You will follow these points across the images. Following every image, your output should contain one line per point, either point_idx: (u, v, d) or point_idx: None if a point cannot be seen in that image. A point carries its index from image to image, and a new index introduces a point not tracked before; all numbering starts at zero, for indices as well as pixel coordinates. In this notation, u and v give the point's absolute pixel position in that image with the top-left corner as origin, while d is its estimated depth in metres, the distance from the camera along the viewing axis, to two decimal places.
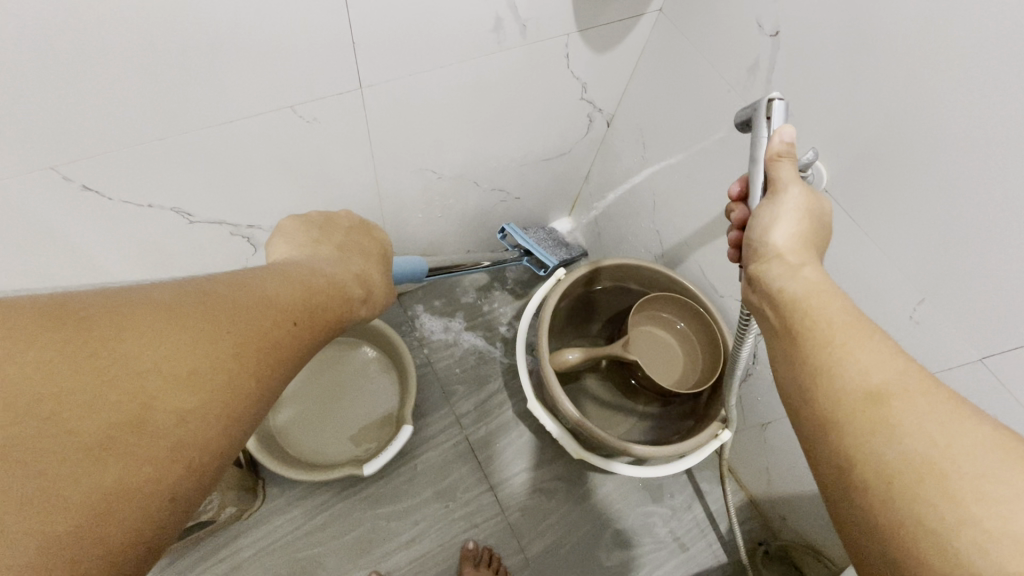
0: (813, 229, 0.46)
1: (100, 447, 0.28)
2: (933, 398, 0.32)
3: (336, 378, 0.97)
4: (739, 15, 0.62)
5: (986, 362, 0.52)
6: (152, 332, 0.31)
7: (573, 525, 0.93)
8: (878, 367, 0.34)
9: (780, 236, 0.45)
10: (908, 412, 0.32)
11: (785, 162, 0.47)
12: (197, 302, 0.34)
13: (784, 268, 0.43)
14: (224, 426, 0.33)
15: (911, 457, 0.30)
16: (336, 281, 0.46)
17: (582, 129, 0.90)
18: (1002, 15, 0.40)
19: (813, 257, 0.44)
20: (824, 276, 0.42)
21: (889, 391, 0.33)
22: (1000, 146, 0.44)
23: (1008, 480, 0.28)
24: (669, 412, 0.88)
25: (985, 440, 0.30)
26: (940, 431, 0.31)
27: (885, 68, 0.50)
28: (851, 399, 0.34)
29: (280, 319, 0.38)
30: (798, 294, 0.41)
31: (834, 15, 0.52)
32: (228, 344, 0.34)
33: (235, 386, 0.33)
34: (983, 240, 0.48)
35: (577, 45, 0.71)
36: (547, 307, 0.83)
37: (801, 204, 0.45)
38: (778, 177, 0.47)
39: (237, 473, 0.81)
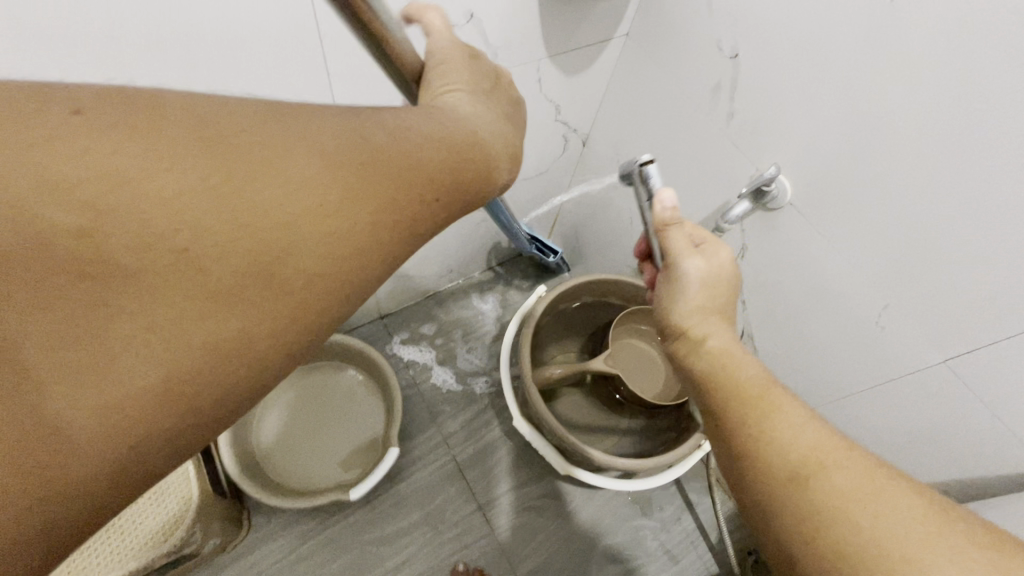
0: (714, 294, 0.51)
1: (113, 332, 0.26)
2: (850, 472, 0.36)
3: (322, 402, 0.96)
4: (701, 38, 0.64)
5: (949, 364, 0.54)
6: (190, 155, 0.28)
7: (564, 542, 0.93)
8: (796, 443, 0.38)
9: (681, 312, 0.51)
10: (833, 495, 0.35)
11: (673, 227, 0.51)
12: (241, 135, 0.30)
13: (690, 346, 0.50)
14: (281, 299, 0.29)
15: (845, 540, 0.33)
16: (461, 168, 0.36)
17: (558, 149, 0.92)
18: (946, 29, 0.43)
19: (715, 325, 0.50)
20: (725, 344, 0.49)
21: (808, 468, 0.37)
22: (948, 157, 0.46)
23: (932, 564, 0.31)
24: (654, 424, 0.89)
25: (896, 509, 0.34)
26: (860, 507, 0.34)
27: (836, 85, 0.52)
28: (776, 481, 0.38)
29: (303, 170, 0.30)
30: (704, 373, 0.48)
31: (788, 37, 0.55)
32: (322, 211, 0.30)
33: (299, 257, 0.29)
34: (938, 245, 0.50)
35: (548, 69, 0.73)
36: (529, 324, 0.84)
37: (696, 272, 0.51)
38: (673, 245, 0.52)
39: (221, 502, 0.80)
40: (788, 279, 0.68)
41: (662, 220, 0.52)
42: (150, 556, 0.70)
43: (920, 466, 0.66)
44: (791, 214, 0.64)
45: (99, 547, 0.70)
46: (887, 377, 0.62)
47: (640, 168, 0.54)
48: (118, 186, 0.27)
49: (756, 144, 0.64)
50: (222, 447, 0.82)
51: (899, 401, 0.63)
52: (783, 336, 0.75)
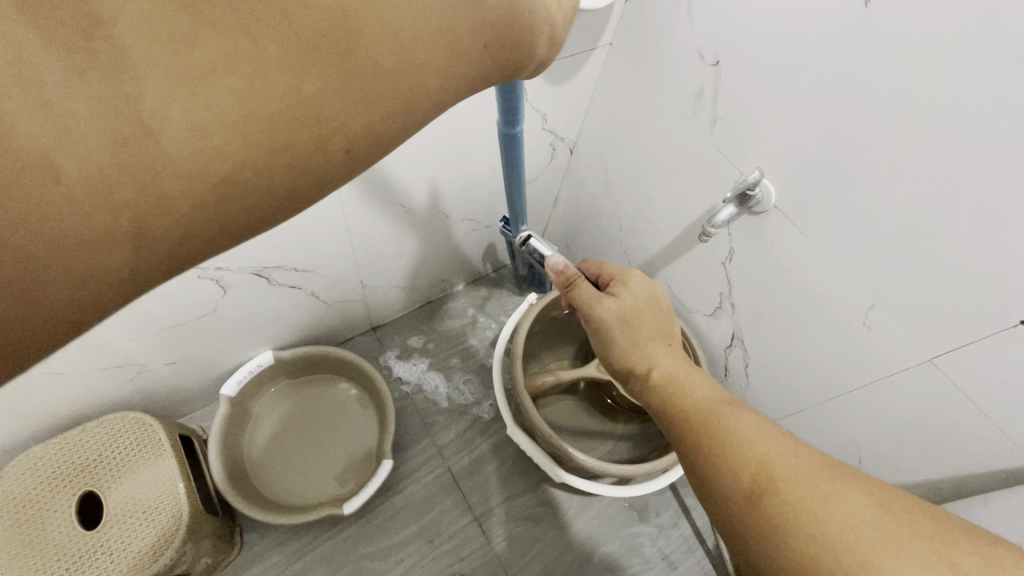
0: (639, 325, 0.54)
1: (122, 103, 0.19)
2: (799, 481, 0.36)
3: (314, 415, 0.95)
4: (683, 47, 0.65)
5: (935, 361, 0.55)
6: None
7: (561, 552, 0.92)
8: (749, 460, 0.38)
9: (620, 355, 0.54)
10: (785, 508, 0.35)
11: (578, 282, 0.58)
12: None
13: (640, 383, 0.51)
14: (348, 86, 0.23)
15: (807, 552, 0.33)
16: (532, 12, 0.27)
17: (546, 157, 0.93)
18: (919, 35, 0.44)
19: (653, 353, 0.52)
20: (667, 371, 0.49)
21: (762, 485, 0.37)
22: (928, 158, 0.47)
23: (885, 566, 0.31)
24: (648, 429, 0.89)
25: (846, 511, 0.34)
26: (813, 517, 0.34)
27: (816, 90, 0.53)
28: (737, 501, 0.38)
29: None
30: (660, 404, 0.48)
31: (767, 45, 0.56)
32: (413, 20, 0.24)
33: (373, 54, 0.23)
34: (920, 245, 0.51)
35: (534, 80, 0.74)
36: (520, 332, 0.84)
37: (615, 312, 0.55)
38: (584, 295, 0.58)
39: (212, 520, 0.79)
40: (775, 282, 0.69)
41: (566, 281, 0.59)
42: None
43: (909, 465, 0.66)
44: (775, 217, 0.64)
45: (89, 568, 0.69)
46: (875, 376, 0.62)
47: None
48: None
49: (740, 149, 0.65)
50: (212, 464, 0.80)
51: (887, 399, 0.63)
52: (771, 338, 0.75)
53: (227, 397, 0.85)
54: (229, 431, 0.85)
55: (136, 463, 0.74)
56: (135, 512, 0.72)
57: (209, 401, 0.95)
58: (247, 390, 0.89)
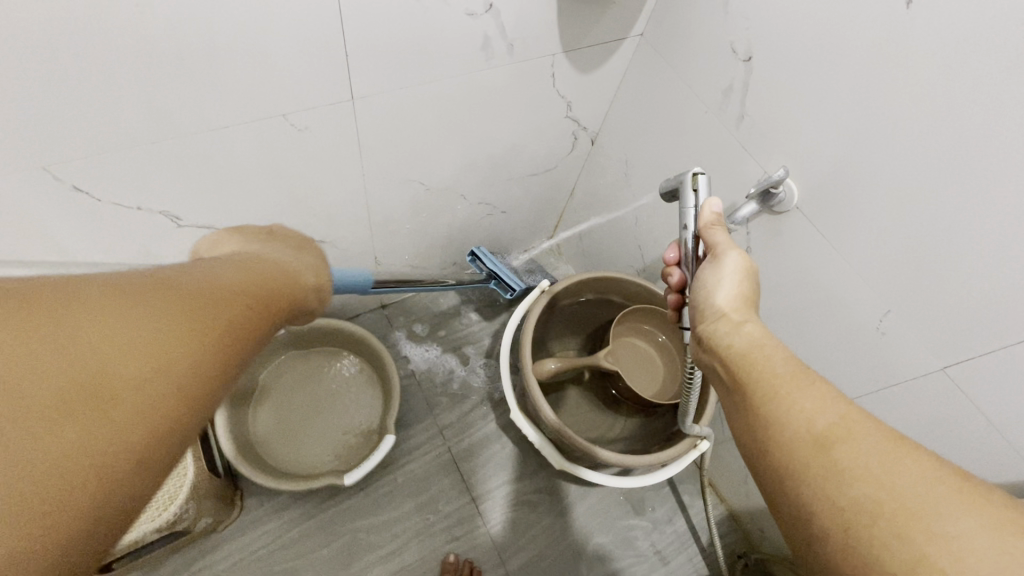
0: (752, 287, 0.51)
1: None
2: (874, 438, 0.35)
3: (320, 387, 0.96)
4: (715, 41, 0.65)
5: (948, 371, 0.55)
6: (130, 334, 0.27)
7: (556, 538, 0.93)
8: (822, 414, 0.37)
9: (722, 297, 0.50)
10: (854, 457, 0.34)
11: (717, 228, 0.54)
12: (145, 289, 0.30)
13: (727, 325, 0.48)
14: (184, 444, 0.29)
15: (866, 500, 0.32)
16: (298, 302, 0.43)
17: (567, 146, 0.92)
18: (967, 31, 0.43)
19: (754, 315, 0.49)
20: (764, 331, 0.47)
21: (834, 434, 0.36)
22: (959, 163, 0.47)
23: (951, 517, 0.30)
24: (651, 423, 0.89)
25: (923, 475, 0.33)
26: (884, 472, 0.33)
27: (846, 90, 0.53)
28: (797, 447, 0.36)
29: (223, 323, 0.32)
30: (743, 350, 0.45)
31: (802, 41, 0.55)
32: (240, 356, 0.33)
33: (200, 379, 0.29)
34: (946, 255, 0.51)
35: (563, 66, 0.74)
36: (531, 316, 0.84)
37: (739, 264, 0.52)
38: (716, 241, 0.54)
39: (215, 481, 0.80)
40: (790, 283, 0.69)
41: (706, 221, 0.55)
42: (144, 531, 0.69)
43: None
44: (796, 218, 0.64)
45: None
46: (885, 382, 0.62)
47: (692, 176, 0.57)
48: (11, 341, 0.24)
49: (765, 147, 0.64)
50: (218, 426, 0.82)
51: (895, 406, 0.63)
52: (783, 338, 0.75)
53: None
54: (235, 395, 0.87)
55: None
56: None
57: None
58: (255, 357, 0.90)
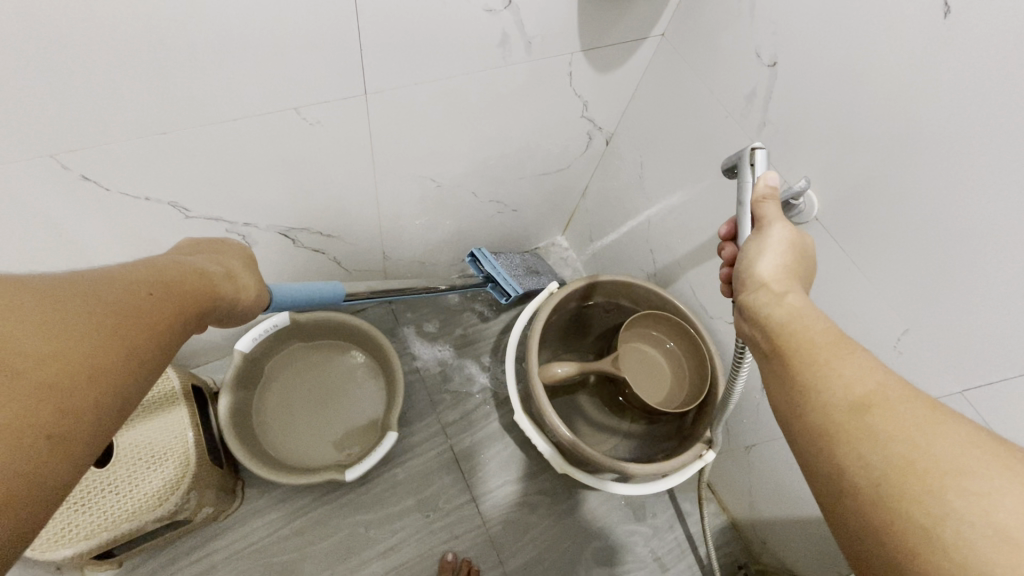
0: (797, 261, 0.49)
1: None
2: (910, 403, 0.33)
3: (325, 378, 0.96)
4: (740, 44, 0.63)
5: (966, 395, 0.53)
6: (24, 316, 0.29)
7: (555, 540, 0.93)
8: (862, 380, 0.36)
9: (765, 267, 0.48)
10: (892, 421, 0.33)
11: (770, 202, 0.52)
12: (37, 290, 0.30)
13: (769, 295, 0.46)
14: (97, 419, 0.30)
15: (900, 461, 0.31)
16: (217, 295, 0.44)
17: (581, 146, 0.91)
18: (1007, 46, 0.41)
19: (797, 287, 0.47)
20: (806, 303, 0.44)
21: (872, 400, 0.34)
22: (990, 184, 0.45)
23: (985, 476, 0.29)
24: (655, 430, 0.88)
25: (961, 438, 0.31)
26: (920, 432, 0.31)
27: (874, 101, 0.51)
28: (835, 412, 0.35)
29: (119, 313, 0.33)
30: (781, 320, 0.43)
31: (830, 50, 0.53)
32: (153, 334, 0.34)
33: (104, 365, 0.31)
34: (971, 277, 0.49)
35: (581, 64, 0.72)
36: (539, 318, 0.83)
37: (786, 237, 0.50)
38: (765, 215, 0.51)
39: (216, 471, 0.80)
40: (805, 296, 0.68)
41: (758, 194, 0.52)
42: (145, 519, 0.70)
43: None
44: (816, 230, 0.63)
45: (96, 504, 0.69)
46: None
47: (750, 151, 0.55)
48: None
49: (786, 156, 0.63)
50: (223, 413, 0.82)
51: None
52: None
53: (240, 351, 0.85)
54: (239, 385, 0.86)
55: (144, 411, 0.75)
56: (142, 456, 0.72)
57: (223, 354, 0.96)
58: (261, 347, 0.90)
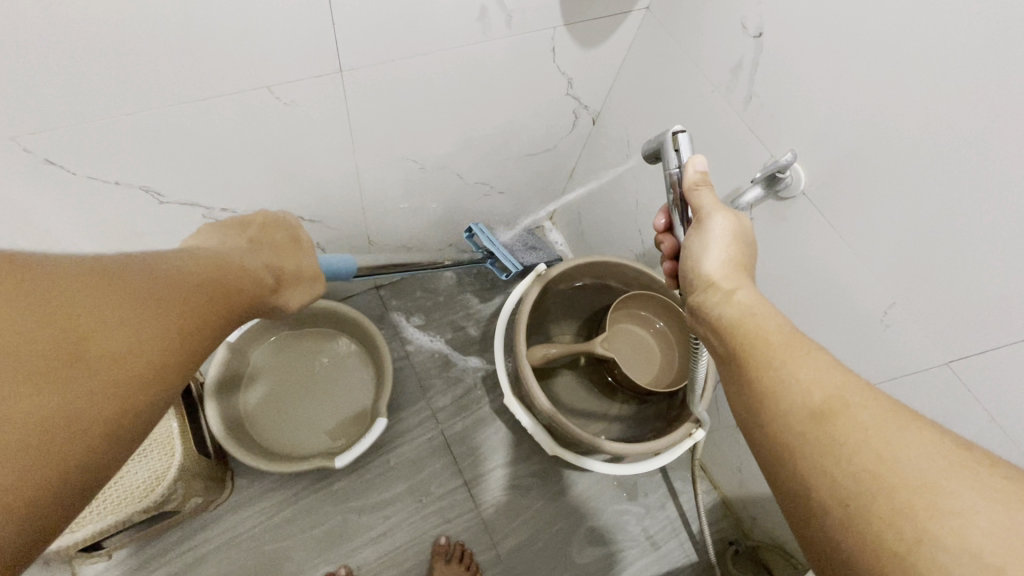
0: (741, 251, 0.50)
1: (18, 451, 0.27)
2: (873, 411, 0.34)
3: (313, 366, 0.95)
4: (724, 15, 0.62)
5: (953, 366, 0.53)
6: (138, 299, 0.34)
7: (548, 522, 0.93)
8: (821, 385, 0.36)
9: (711, 265, 0.49)
10: (856, 432, 0.33)
11: (704, 190, 0.51)
12: (148, 277, 0.35)
13: (718, 295, 0.47)
14: (86, 385, 0.30)
15: (866, 476, 0.31)
16: (237, 270, 0.44)
17: (567, 125, 0.89)
18: (993, 10, 0.40)
19: (745, 279, 0.48)
20: (755, 298, 0.46)
21: (832, 408, 0.35)
22: (974, 153, 0.44)
23: (954, 492, 0.29)
24: (646, 411, 0.88)
25: (925, 448, 0.31)
26: (885, 444, 0.32)
27: (860, 71, 0.50)
28: (796, 424, 0.35)
29: (201, 306, 0.38)
30: (734, 319, 0.45)
31: (816, 17, 0.52)
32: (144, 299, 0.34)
33: (189, 354, 0.36)
34: (957, 247, 0.49)
35: (563, 40, 0.70)
36: (527, 302, 0.82)
37: (728, 229, 0.50)
38: (701, 205, 0.51)
39: (204, 462, 0.79)
40: (792, 271, 0.67)
41: (690, 182, 0.51)
42: (131, 511, 0.69)
43: None
44: (803, 205, 0.62)
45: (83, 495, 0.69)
46: (887, 375, 0.61)
47: (673, 136, 0.53)
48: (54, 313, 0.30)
49: (773, 129, 0.62)
50: (208, 404, 0.81)
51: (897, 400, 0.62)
52: None
53: (227, 341, 0.84)
54: (226, 375, 0.85)
55: None
56: None
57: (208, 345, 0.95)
58: (247, 336, 0.89)
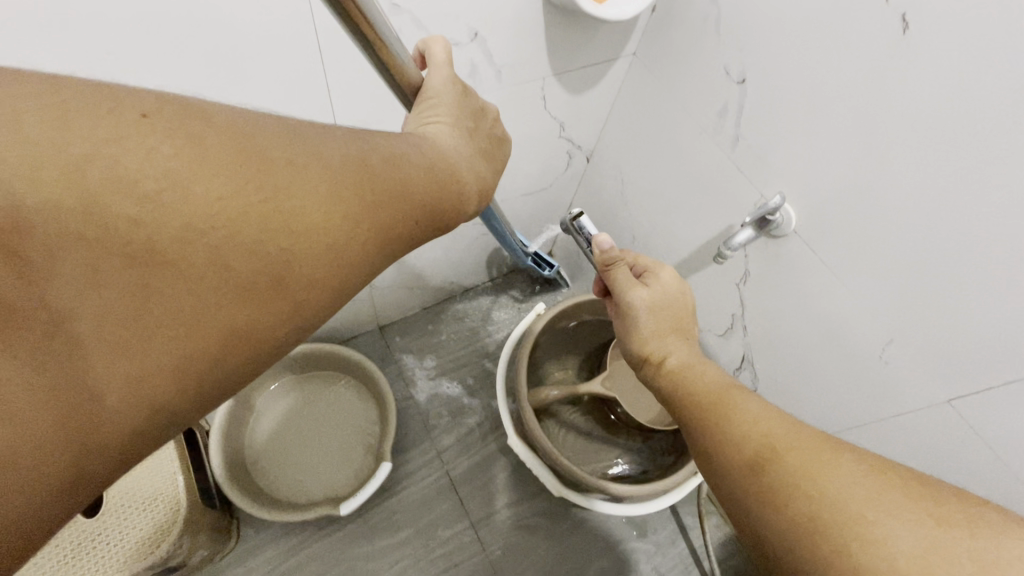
0: (664, 314, 0.56)
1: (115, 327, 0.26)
2: (798, 449, 0.37)
3: (316, 410, 0.95)
4: (708, 62, 0.64)
5: (954, 404, 0.53)
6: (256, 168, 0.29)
7: (557, 562, 0.92)
8: (753, 437, 0.39)
9: (641, 341, 0.56)
10: (787, 474, 0.36)
11: (616, 266, 0.58)
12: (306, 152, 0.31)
13: (654, 368, 0.54)
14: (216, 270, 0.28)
15: (800, 517, 0.33)
16: (399, 175, 0.35)
17: (562, 164, 0.91)
18: (967, 60, 0.41)
19: (671, 343, 0.54)
20: (683, 362, 0.52)
21: (764, 458, 0.37)
22: (957, 195, 0.45)
23: (876, 521, 0.31)
24: (651, 447, 0.88)
25: (846, 478, 0.34)
26: (811, 481, 0.34)
27: (841, 116, 0.52)
28: (742, 478, 0.38)
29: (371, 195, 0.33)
30: (668, 390, 0.51)
31: (797, 61, 0.53)
32: (268, 201, 0.30)
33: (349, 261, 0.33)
34: (950, 286, 0.49)
35: (554, 88, 0.72)
36: (526, 342, 0.83)
37: (645, 301, 0.56)
38: (618, 281, 0.58)
39: (208, 513, 0.79)
40: (788, 307, 0.68)
41: (603, 261, 0.59)
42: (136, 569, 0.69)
43: None
44: (796, 243, 0.63)
45: (88, 555, 0.69)
46: (893, 411, 0.60)
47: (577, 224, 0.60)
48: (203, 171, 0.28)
49: (762, 170, 0.63)
50: (213, 456, 0.81)
51: (902, 436, 0.61)
52: (784, 365, 0.73)
53: None
54: (231, 423, 0.86)
55: None
56: (133, 504, 0.71)
57: None
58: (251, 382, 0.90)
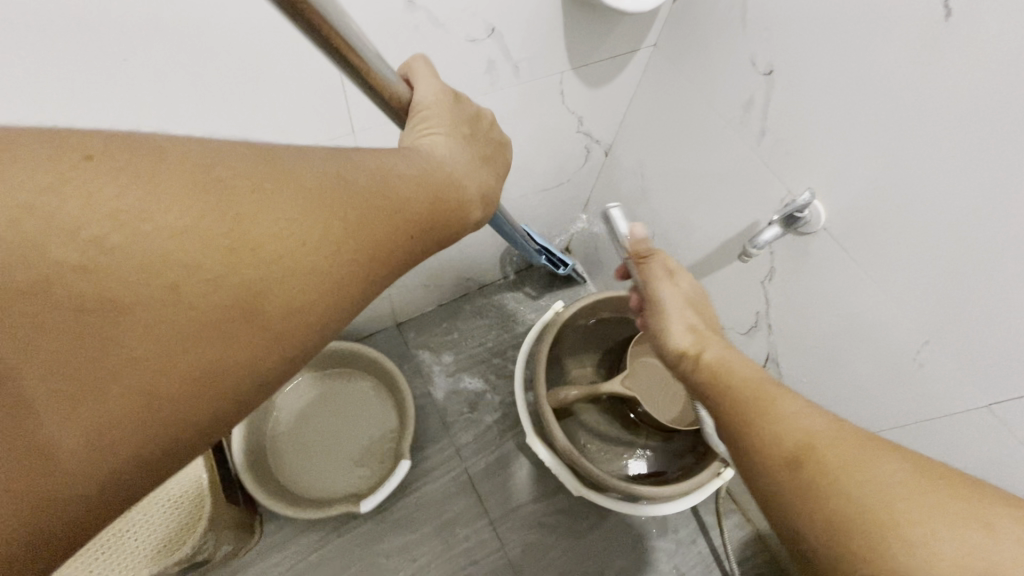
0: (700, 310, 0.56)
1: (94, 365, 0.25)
2: (836, 444, 0.35)
3: (337, 409, 0.96)
4: (733, 53, 0.61)
5: (993, 409, 0.51)
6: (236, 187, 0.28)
7: (576, 560, 0.92)
8: (788, 430, 0.38)
9: (676, 335, 0.54)
10: (825, 468, 0.34)
11: (650, 260, 0.58)
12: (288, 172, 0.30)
13: (690, 361, 0.52)
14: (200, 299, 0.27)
15: (837, 513, 0.32)
16: (393, 191, 0.34)
17: (580, 159, 0.89)
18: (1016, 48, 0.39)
19: (709, 338, 0.52)
20: (723, 353, 0.50)
21: (799, 450, 0.36)
22: (1003, 192, 0.43)
23: (917, 519, 0.30)
24: (672, 447, 0.87)
25: (888, 475, 0.33)
26: (850, 477, 0.33)
27: (876, 109, 0.49)
28: (776, 472, 0.36)
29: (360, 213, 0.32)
30: (706, 380, 0.48)
31: (829, 51, 0.51)
32: (252, 220, 0.28)
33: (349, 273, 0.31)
34: (992, 287, 0.46)
35: (572, 82, 0.71)
36: (545, 340, 0.82)
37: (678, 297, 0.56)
38: (652, 275, 0.58)
39: (232, 510, 0.80)
40: (817, 306, 0.65)
41: (637, 253, 0.58)
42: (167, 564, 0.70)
43: None
44: (825, 240, 0.60)
45: (119, 551, 0.70)
46: (927, 414, 0.58)
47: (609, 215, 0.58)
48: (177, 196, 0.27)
49: (790, 165, 0.60)
50: (236, 453, 0.82)
51: (936, 439, 0.59)
52: (811, 364, 0.71)
53: None
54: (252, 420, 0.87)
55: None
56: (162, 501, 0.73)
57: None
58: None
